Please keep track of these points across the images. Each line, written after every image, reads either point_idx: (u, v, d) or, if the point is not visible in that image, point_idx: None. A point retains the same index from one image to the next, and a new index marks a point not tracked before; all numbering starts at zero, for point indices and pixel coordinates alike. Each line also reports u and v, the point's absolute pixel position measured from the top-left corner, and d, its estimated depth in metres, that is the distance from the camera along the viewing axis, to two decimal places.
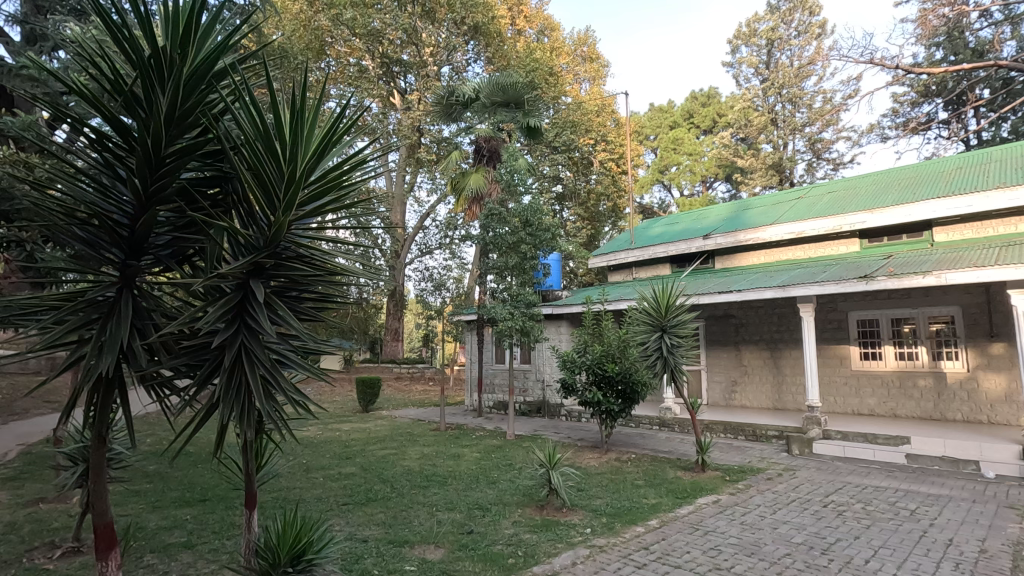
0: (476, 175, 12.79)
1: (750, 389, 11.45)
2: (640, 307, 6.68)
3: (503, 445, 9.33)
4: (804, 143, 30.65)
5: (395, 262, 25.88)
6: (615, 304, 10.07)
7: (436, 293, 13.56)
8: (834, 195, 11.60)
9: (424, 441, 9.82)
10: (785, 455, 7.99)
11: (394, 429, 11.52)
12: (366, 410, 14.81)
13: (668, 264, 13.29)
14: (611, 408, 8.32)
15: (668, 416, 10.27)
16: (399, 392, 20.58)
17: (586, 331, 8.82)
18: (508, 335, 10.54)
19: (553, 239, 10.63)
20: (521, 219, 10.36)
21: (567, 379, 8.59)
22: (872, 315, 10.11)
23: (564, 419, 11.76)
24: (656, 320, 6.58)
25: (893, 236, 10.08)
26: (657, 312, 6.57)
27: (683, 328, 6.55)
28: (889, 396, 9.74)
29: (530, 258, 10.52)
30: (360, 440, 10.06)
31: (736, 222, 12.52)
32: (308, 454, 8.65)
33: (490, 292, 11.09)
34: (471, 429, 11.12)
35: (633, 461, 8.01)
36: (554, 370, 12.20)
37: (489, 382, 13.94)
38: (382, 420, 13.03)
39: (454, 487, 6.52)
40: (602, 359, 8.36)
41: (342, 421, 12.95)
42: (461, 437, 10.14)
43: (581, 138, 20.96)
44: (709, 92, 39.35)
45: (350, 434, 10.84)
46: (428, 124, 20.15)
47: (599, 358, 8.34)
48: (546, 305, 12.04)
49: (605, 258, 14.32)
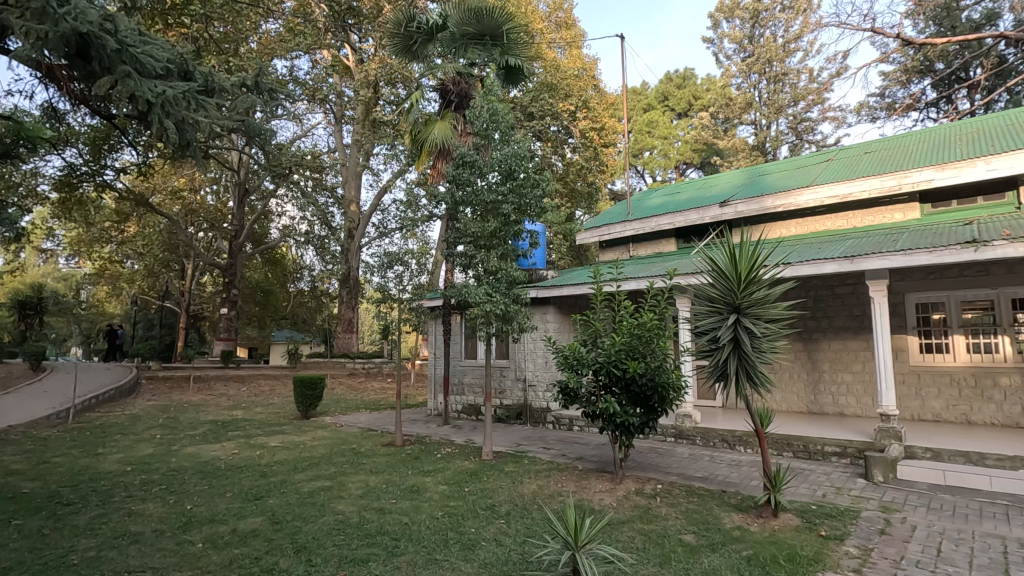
0: (442, 124, 10.27)
1: (776, 388, 9.43)
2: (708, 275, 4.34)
3: (479, 470, 6.99)
4: (787, 124, 29.14)
5: (348, 244, 22.98)
6: (631, 280, 7.79)
7: (392, 275, 11.07)
8: (876, 155, 9.61)
9: (374, 465, 7.37)
10: (864, 483, 5.93)
11: (335, 444, 9.02)
12: (306, 416, 12.17)
13: (674, 239, 11.08)
14: (630, 423, 6.04)
15: (686, 426, 8.14)
16: (352, 392, 17.91)
17: (595, 312, 6.45)
18: (487, 326, 8.09)
19: (545, 199, 8.19)
20: (504, 171, 7.95)
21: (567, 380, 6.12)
22: (934, 298, 8.18)
23: (551, 428, 9.53)
24: (726, 294, 4.26)
25: (963, 198, 8.15)
26: (728, 283, 4.24)
27: (771, 310, 4.19)
28: (961, 398, 7.82)
29: (514, 223, 8.06)
30: (288, 464, 7.51)
31: (756, 188, 10.39)
32: (204, 493, 6.07)
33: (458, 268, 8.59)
34: (436, 444, 8.73)
35: (663, 495, 5.79)
36: (539, 367, 9.97)
37: (456, 382, 11.54)
38: (325, 430, 10.48)
39: (408, 561, 4.11)
40: (623, 352, 5.98)
41: (272, 433, 10.31)
42: (424, 458, 7.70)
43: (559, 104, 18.64)
44: (684, 73, 37.53)
45: (278, 454, 8.28)
46: (388, 83, 17.54)
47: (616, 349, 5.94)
48: (533, 287, 9.71)
49: (597, 233, 12.00)
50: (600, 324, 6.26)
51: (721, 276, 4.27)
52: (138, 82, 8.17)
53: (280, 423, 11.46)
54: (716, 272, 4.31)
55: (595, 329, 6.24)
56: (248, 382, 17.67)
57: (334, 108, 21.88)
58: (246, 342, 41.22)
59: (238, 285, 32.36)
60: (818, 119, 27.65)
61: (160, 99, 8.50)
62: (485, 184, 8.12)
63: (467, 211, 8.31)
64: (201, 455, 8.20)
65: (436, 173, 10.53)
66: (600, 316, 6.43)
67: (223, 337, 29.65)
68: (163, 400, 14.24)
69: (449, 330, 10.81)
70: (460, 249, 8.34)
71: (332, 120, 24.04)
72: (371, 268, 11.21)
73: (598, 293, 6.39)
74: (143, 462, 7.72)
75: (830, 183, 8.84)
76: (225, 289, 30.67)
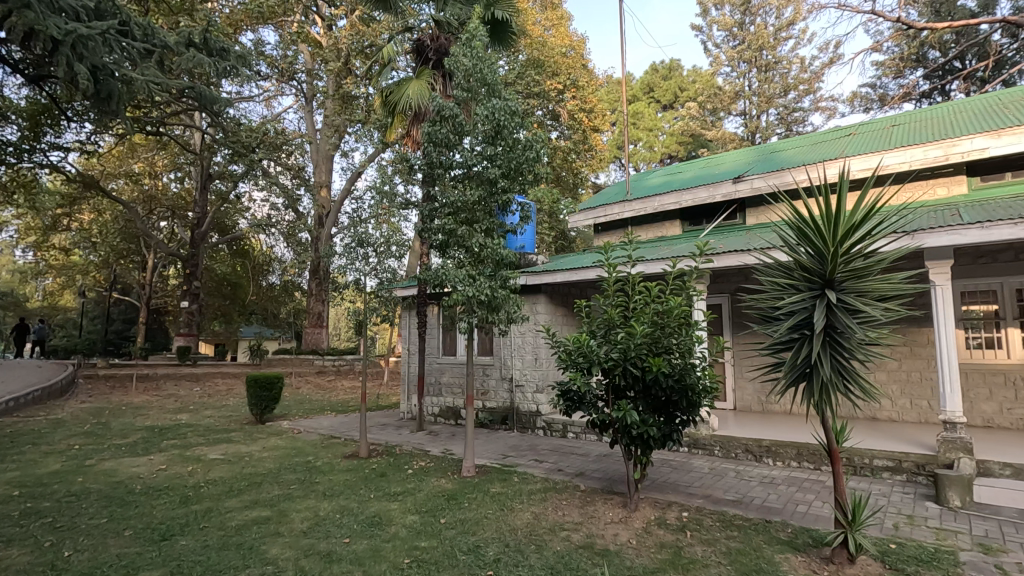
0: (417, 82, 8.89)
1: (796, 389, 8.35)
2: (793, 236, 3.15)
3: (460, 492, 5.68)
4: (777, 115, 28.34)
5: (319, 232, 21.41)
6: (645, 262, 6.57)
7: (361, 259, 9.66)
8: (906, 128, 8.59)
9: (331, 484, 6.04)
10: (937, 508, 4.80)
11: (288, 456, 7.63)
12: (261, 421, 10.70)
13: (678, 221, 9.88)
14: (650, 434, 4.77)
15: (701, 434, 6.97)
16: (320, 392, 16.46)
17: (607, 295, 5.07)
18: (471, 318, 6.70)
19: (540, 164, 6.85)
20: (491, 129, 6.60)
21: (572, 382, 4.76)
22: (984, 285, 7.13)
23: (542, 435, 8.33)
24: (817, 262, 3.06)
25: (1017, 170, 7.13)
26: (817, 244, 3.03)
27: (886, 280, 2.95)
28: (1018, 400, 6.78)
29: (501, 192, 6.73)
30: (223, 485, 6.08)
31: (771, 164, 9.23)
32: (95, 531, 4.61)
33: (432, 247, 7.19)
34: (408, 456, 7.42)
35: (693, 528, 4.55)
36: (527, 364, 8.77)
37: (432, 382, 10.21)
38: (281, 438, 9.05)
39: None
40: (645, 344, 4.64)
41: (218, 442, 8.88)
42: (394, 475, 6.36)
43: (546, 82, 17.31)
44: (671, 63, 36.53)
45: (214, 470, 6.81)
46: (361, 55, 16.05)
47: (636, 339, 4.60)
48: (523, 273, 8.54)
49: (591, 214, 10.70)
50: (615, 310, 4.91)
51: (806, 236, 3.06)
52: (41, 16, 6.63)
53: (230, 429, 9.98)
54: (798, 230, 3.10)
55: (609, 315, 4.88)
56: (203, 382, 16.05)
57: (302, 86, 20.22)
58: (213, 338, 39.12)
59: (201, 278, 30.37)
60: (810, 109, 26.91)
61: (68, 39, 6.95)
62: (471, 146, 6.77)
63: (449, 177, 6.93)
64: (118, 472, 6.70)
65: (412, 142, 9.12)
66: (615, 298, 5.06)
67: (183, 333, 27.73)
68: (100, 401, 12.56)
69: (424, 322, 9.51)
70: (436, 224, 6.96)
71: (302, 99, 22.37)
72: (335, 251, 9.74)
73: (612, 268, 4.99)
74: (40, 483, 6.19)
75: (864, 155, 7.69)
76: (187, 281, 28.75)
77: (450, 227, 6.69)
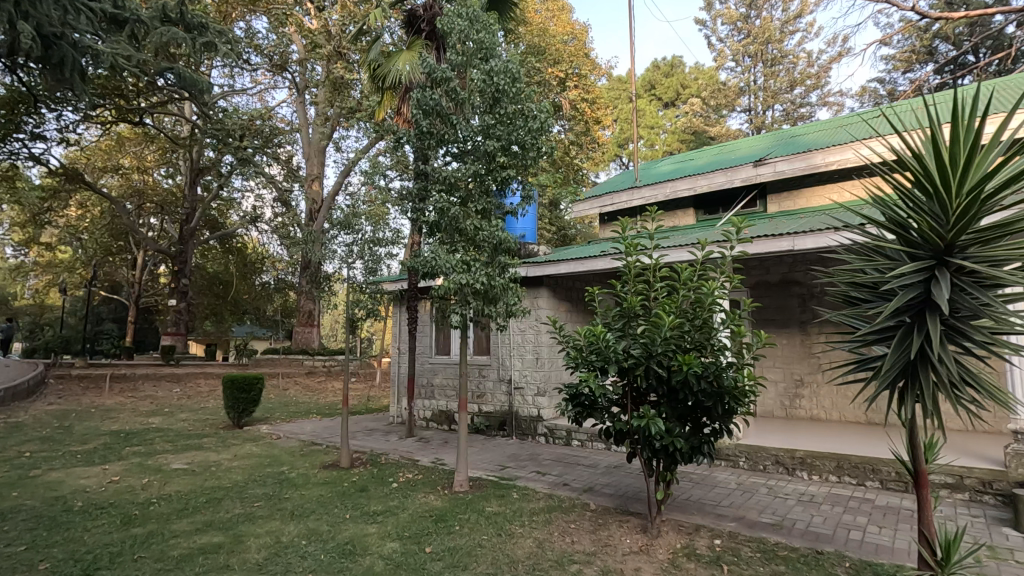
0: (408, 53, 8.08)
1: (824, 393, 7.60)
2: (900, 190, 2.61)
3: (449, 512, 4.87)
4: (782, 111, 27.56)
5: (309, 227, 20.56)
6: (675, 250, 5.83)
7: (345, 248, 8.83)
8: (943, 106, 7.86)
9: (301, 501, 5.23)
10: (1018, 535, 4.02)
11: (261, 466, 6.82)
12: (239, 425, 9.87)
13: (692, 209, 9.10)
14: (679, 447, 4.02)
15: (724, 443, 6.21)
16: (307, 395, 15.63)
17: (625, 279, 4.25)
18: (467, 311, 5.89)
19: (544, 137, 6.03)
20: (489, 96, 5.82)
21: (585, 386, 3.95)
22: None
23: (544, 442, 7.56)
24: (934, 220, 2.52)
25: None
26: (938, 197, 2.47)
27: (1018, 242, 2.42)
28: None
29: (500, 168, 5.92)
30: (178, 501, 5.26)
31: (795, 146, 8.45)
32: (5, 562, 3.80)
33: (421, 232, 6.36)
34: (394, 467, 6.63)
35: (729, 561, 3.76)
36: (527, 364, 8.00)
37: (424, 384, 9.40)
38: (257, 445, 8.24)
39: None
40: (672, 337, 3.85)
41: (186, 448, 8.07)
42: (375, 490, 5.55)
43: (547, 70, 16.51)
44: (673, 61, 35.80)
45: (173, 483, 5.99)
46: (351, 39, 15.23)
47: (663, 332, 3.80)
48: (524, 264, 7.82)
49: (598, 202, 9.94)
50: (635, 298, 4.09)
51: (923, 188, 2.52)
52: None
53: (204, 434, 9.16)
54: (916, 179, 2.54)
55: (630, 303, 4.06)
56: (183, 383, 15.21)
57: (294, 76, 19.43)
58: (204, 338, 38.19)
59: (190, 276, 29.50)
60: (817, 104, 26.07)
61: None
62: (467, 116, 5.98)
63: (441, 153, 6.13)
64: (62, 486, 5.87)
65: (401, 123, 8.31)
66: (635, 283, 4.25)
67: (171, 332, 27.04)
68: (69, 403, 11.71)
69: (414, 318, 8.73)
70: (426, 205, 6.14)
71: (293, 90, 21.56)
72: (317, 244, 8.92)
73: (633, 247, 4.18)
74: None
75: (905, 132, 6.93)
76: (174, 279, 27.91)
77: (443, 207, 5.87)
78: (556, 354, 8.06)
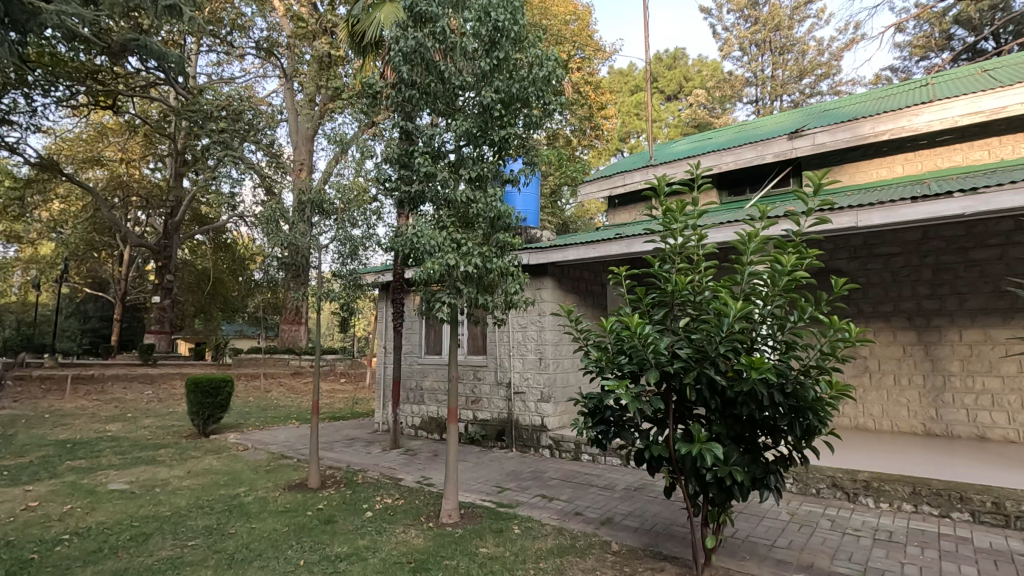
0: (390, 6, 6.99)
1: (871, 399, 6.59)
2: None
3: (432, 555, 3.80)
4: (791, 102, 26.53)
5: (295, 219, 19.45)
6: (720, 232, 4.85)
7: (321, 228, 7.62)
8: (1004, 71, 6.88)
9: (248, 539, 4.17)
10: None
11: (216, 487, 5.77)
12: (204, 433, 8.80)
13: (716, 190, 8.07)
14: (739, 481, 2.97)
15: None
16: (291, 397, 14.58)
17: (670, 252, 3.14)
18: (449, 301, 4.63)
19: (552, 92, 4.97)
20: (485, 37, 4.73)
21: (615, 396, 2.85)
22: None
23: (548, 457, 6.54)
24: None
25: None
26: None
27: None
28: None
29: (499, 129, 4.83)
30: (93, 539, 4.21)
31: (834, 118, 7.42)
32: None
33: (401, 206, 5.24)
34: (371, 488, 5.58)
35: None
36: (529, 365, 6.98)
37: (412, 388, 8.35)
38: (217, 459, 7.16)
39: None
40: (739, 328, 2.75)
41: (136, 462, 7.00)
42: (343, 523, 4.49)
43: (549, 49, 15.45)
44: (676, 53, 34.76)
45: (99, 511, 4.93)
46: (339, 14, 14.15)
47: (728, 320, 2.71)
48: (526, 250, 6.78)
49: (607, 183, 8.92)
50: (685, 278, 2.97)
51: None
52: None
53: (162, 445, 8.08)
54: None
55: (679, 284, 2.94)
56: (157, 385, 14.11)
57: (281, 60, 18.36)
58: (192, 337, 37.00)
59: (175, 272, 28.33)
60: (827, 94, 24.99)
61: None
62: (458, 65, 4.88)
63: (427, 112, 5.05)
64: None
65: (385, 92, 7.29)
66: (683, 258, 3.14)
67: (155, 331, 26.35)
68: (23, 408, 10.62)
69: (401, 313, 7.70)
70: (405, 173, 5.02)
71: (280, 76, 20.47)
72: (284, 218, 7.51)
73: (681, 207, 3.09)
74: None
75: (975, 95, 5.92)
76: (159, 275, 26.83)
77: (428, 171, 4.76)
78: (562, 354, 7.02)
